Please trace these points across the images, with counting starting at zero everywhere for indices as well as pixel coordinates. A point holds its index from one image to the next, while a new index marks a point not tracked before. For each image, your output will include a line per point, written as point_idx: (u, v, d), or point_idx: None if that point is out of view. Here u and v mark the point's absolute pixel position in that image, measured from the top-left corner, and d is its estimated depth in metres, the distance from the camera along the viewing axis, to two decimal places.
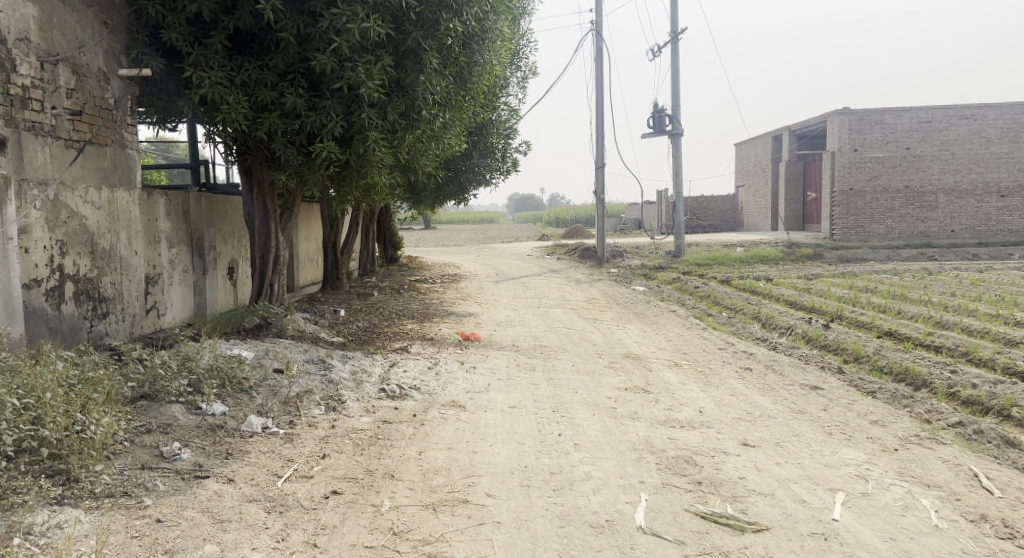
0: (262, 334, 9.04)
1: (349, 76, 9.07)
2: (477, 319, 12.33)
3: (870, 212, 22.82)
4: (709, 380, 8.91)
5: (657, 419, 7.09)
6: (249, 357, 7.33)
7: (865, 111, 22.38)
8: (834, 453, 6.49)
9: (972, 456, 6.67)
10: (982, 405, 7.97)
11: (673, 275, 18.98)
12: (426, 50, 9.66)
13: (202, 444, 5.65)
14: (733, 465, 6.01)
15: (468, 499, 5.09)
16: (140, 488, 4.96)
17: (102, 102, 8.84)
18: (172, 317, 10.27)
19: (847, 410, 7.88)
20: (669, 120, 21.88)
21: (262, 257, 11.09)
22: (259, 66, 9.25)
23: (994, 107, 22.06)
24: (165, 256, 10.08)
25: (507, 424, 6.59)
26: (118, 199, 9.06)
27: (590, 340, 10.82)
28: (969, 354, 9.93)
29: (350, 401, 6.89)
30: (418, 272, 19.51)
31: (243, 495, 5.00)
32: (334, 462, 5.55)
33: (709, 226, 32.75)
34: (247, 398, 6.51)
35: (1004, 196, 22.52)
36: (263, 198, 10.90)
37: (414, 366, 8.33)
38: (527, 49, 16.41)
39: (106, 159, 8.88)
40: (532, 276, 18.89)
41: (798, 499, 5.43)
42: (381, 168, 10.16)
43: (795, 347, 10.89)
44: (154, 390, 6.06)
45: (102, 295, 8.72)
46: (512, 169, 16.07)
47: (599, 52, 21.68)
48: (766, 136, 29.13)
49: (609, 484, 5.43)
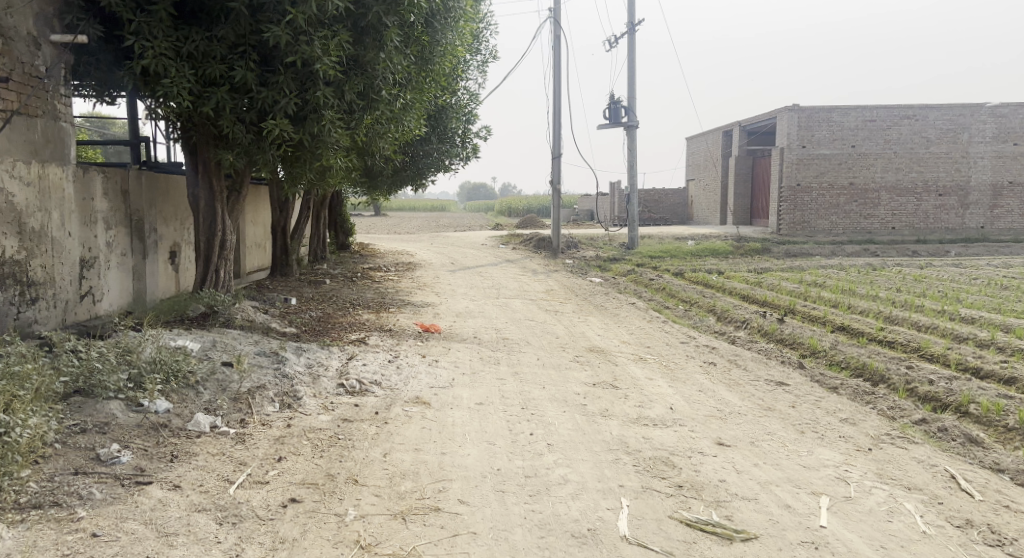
0: (208, 323, 8.51)
1: (305, 51, 8.53)
2: (434, 309, 11.94)
3: (816, 207, 23.02)
4: (675, 375, 8.67)
5: (628, 417, 6.80)
6: (195, 350, 6.81)
7: (814, 108, 22.53)
8: (810, 453, 6.23)
9: (945, 457, 6.41)
10: (941, 401, 7.88)
11: (627, 266, 18.85)
12: (387, 27, 9.23)
13: (144, 446, 5.16)
14: (712, 466, 5.72)
15: (440, 507, 4.72)
16: (73, 497, 4.46)
17: (32, 69, 8.17)
18: (110, 304, 9.61)
19: (816, 407, 7.70)
20: (625, 111, 21.71)
21: (208, 241, 10.47)
22: (207, 37, 8.67)
23: (936, 107, 22.40)
24: (101, 238, 9.42)
25: (476, 423, 6.22)
26: (50, 175, 8.39)
27: (552, 333, 10.52)
28: (921, 349, 9.87)
29: (307, 397, 6.45)
30: (371, 259, 18.98)
31: (191, 504, 4.54)
32: (292, 465, 5.11)
33: (660, 219, 32.85)
34: (193, 394, 6.02)
35: (942, 195, 22.91)
36: (210, 178, 10.28)
37: (373, 359, 7.90)
38: (487, 31, 15.96)
39: (37, 131, 8.22)
40: (487, 266, 18.53)
41: (783, 505, 5.17)
42: (336, 150, 9.65)
43: (753, 341, 10.73)
44: (90, 385, 5.54)
45: (30, 278, 8.08)
46: (472, 155, 15.66)
47: (556, 40, 21.38)
48: (718, 131, 29.21)
49: (587, 489, 5.11)
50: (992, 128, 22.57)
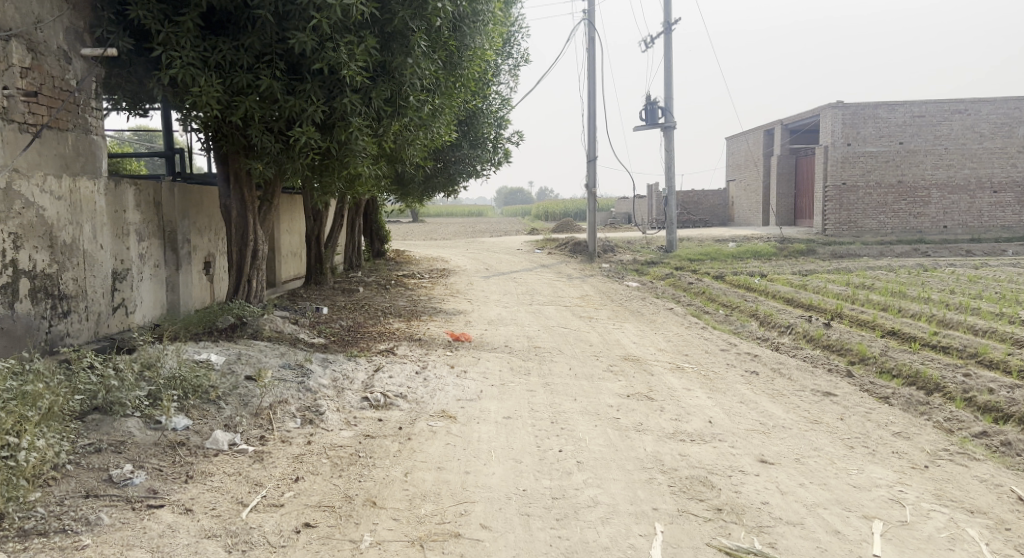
0: (236, 335, 8.40)
1: (330, 57, 8.38)
2: (467, 317, 11.71)
3: (863, 207, 22.33)
4: (714, 385, 8.32)
5: (664, 431, 6.50)
6: (219, 363, 6.66)
7: (858, 105, 21.89)
8: (861, 471, 5.86)
9: (1010, 475, 5.99)
10: (1002, 412, 7.42)
11: (666, 270, 18.44)
12: (415, 31, 9.07)
13: (159, 465, 5.02)
14: (754, 487, 5.38)
15: (461, 532, 4.49)
16: (80, 523, 4.37)
17: (62, 83, 8.14)
18: (143, 316, 9.55)
19: (866, 419, 7.30)
20: (662, 112, 21.33)
21: (239, 252, 10.39)
22: (235, 47, 8.56)
23: (988, 101, 21.60)
24: (134, 250, 9.37)
25: (503, 438, 5.98)
26: (81, 189, 8.35)
27: (587, 341, 10.23)
28: (979, 355, 9.37)
29: (330, 412, 6.26)
30: (406, 266, 18.86)
31: (200, 529, 4.40)
32: (309, 486, 4.91)
33: (700, 220, 32.30)
34: (214, 409, 5.86)
35: (996, 191, 22.07)
36: (241, 187, 10.19)
37: (400, 371, 7.69)
38: (519, 35, 15.76)
39: (67, 144, 8.18)
40: (523, 272, 18.29)
41: (832, 530, 4.83)
42: (365, 158, 9.48)
43: (798, 348, 10.30)
44: (107, 402, 5.41)
45: (62, 291, 8.04)
46: (504, 160, 15.44)
47: (592, 42, 21.10)
48: (758, 131, 28.62)
49: (619, 513, 4.82)
50: None
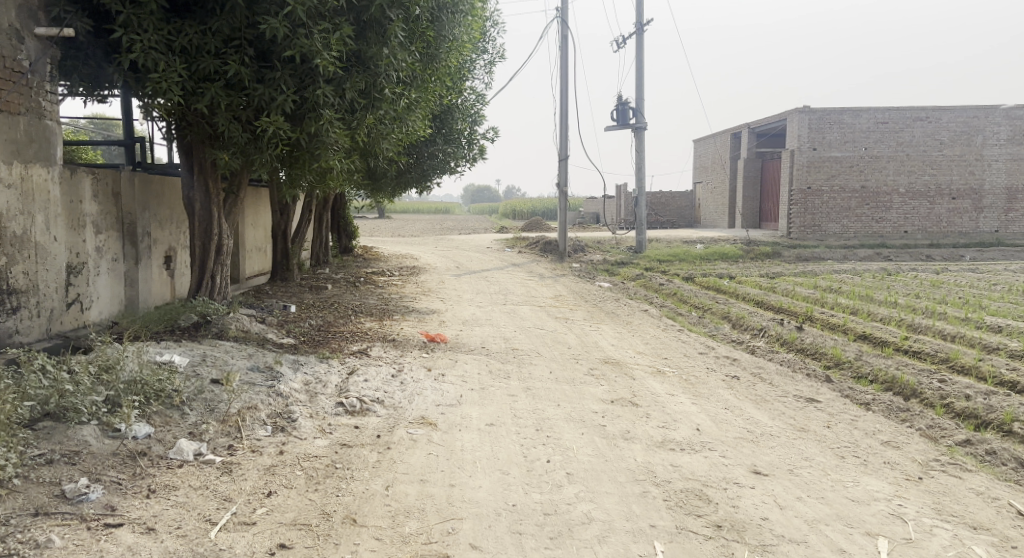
0: (199, 334, 7.99)
1: (302, 44, 7.98)
2: (440, 317, 11.37)
3: (828, 210, 22.42)
4: (697, 390, 8.10)
5: (653, 440, 6.25)
6: (182, 366, 6.26)
7: (825, 110, 21.97)
8: (856, 483, 5.66)
9: (1004, 487, 5.84)
10: (980, 419, 7.30)
11: (636, 270, 18.30)
12: (391, 21, 8.75)
13: (118, 478, 4.64)
14: (751, 501, 5.15)
15: (449, 554, 4.23)
16: (29, 546, 3.99)
17: (13, 64, 7.65)
18: (100, 312, 9.07)
19: (853, 427, 7.11)
20: (633, 112, 21.18)
21: (203, 247, 9.93)
22: (201, 30, 8.12)
23: (948, 109, 21.75)
24: (90, 242, 8.88)
25: (487, 448, 5.68)
26: (33, 176, 7.87)
27: (564, 342, 9.96)
28: (951, 360, 9.26)
29: (302, 418, 5.90)
30: (375, 263, 18.44)
31: (165, 551, 4.06)
32: (282, 502, 4.56)
33: (667, 221, 32.25)
34: (178, 416, 5.48)
35: (956, 198, 22.23)
36: (205, 179, 9.72)
37: (375, 374, 7.33)
38: (494, 29, 15.44)
39: (19, 129, 7.70)
40: (493, 270, 17.97)
41: (836, 549, 4.65)
42: (336, 152, 9.10)
43: (774, 351, 10.12)
44: (61, 408, 4.99)
45: (11, 286, 7.56)
46: (479, 156, 15.11)
47: (565, 40, 20.88)
48: (726, 133, 28.65)
49: (615, 531, 4.60)
50: (1007, 131, 21.88)
